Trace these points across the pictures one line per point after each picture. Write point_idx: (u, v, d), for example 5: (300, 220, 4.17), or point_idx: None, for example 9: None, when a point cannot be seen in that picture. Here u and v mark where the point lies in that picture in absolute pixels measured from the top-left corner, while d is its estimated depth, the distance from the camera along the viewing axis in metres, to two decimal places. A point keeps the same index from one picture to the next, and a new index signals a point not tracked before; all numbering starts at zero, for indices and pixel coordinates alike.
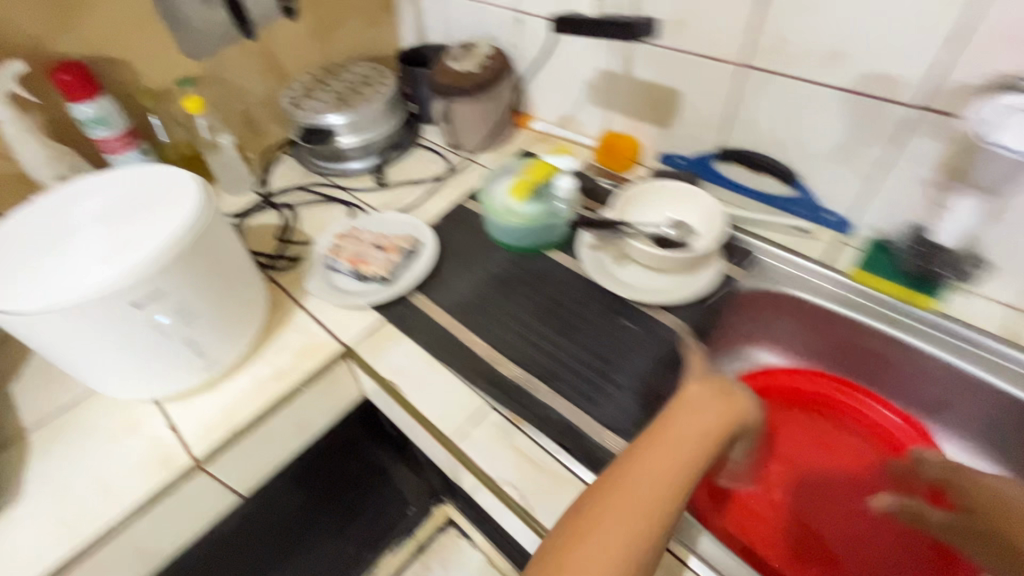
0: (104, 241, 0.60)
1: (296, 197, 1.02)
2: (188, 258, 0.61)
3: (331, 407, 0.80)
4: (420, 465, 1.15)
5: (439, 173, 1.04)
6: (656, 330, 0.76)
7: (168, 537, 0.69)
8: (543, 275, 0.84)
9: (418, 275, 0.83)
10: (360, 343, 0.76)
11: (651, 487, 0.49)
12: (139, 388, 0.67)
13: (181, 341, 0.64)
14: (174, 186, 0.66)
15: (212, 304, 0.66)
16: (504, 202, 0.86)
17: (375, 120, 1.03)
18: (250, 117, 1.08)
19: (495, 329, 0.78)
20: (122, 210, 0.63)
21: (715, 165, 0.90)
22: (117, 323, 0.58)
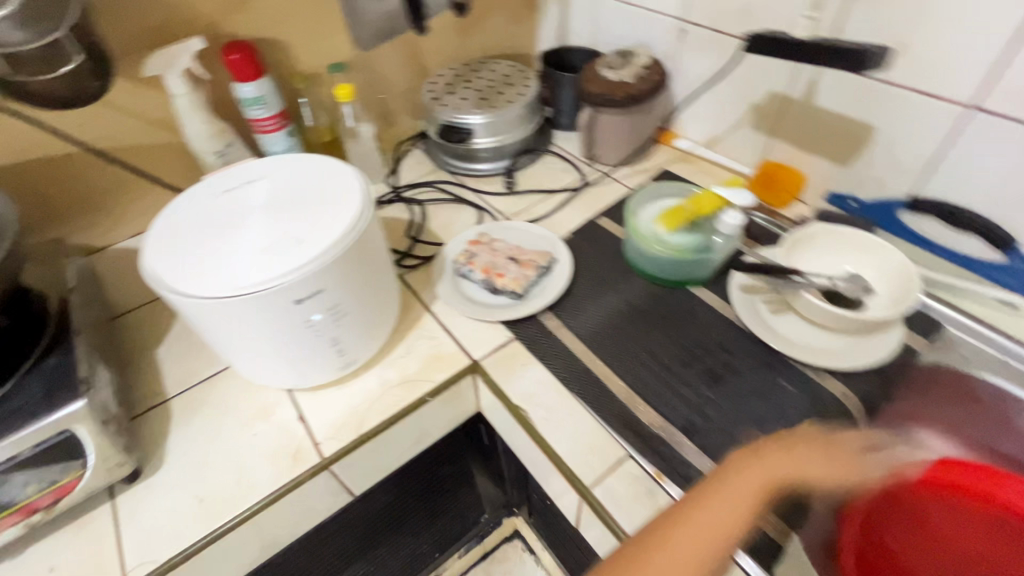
0: (270, 229, 0.60)
1: (424, 193, 1.01)
2: (348, 261, 0.60)
3: (447, 419, 0.78)
4: (505, 477, 1.12)
5: (572, 185, 0.99)
6: (820, 397, 0.67)
7: (287, 528, 0.69)
8: (687, 313, 0.77)
9: (551, 295, 0.79)
10: (489, 360, 0.73)
11: (714, 523, 0.51)
12: (278, 377, 0.67)
13: (324, 337, 0.64)
14: (338, 182, 0.65)
15: (358, 306, 0.65)
16: (652, 228, 0.80)
17: (515, 125, 1.00)
18: (388, 106, 1.08)
19: (633, 366, 0.71)
20: (288, 202, 0.62)
21: (899, 214, 0.79)
22: (276, 314, 0.57)
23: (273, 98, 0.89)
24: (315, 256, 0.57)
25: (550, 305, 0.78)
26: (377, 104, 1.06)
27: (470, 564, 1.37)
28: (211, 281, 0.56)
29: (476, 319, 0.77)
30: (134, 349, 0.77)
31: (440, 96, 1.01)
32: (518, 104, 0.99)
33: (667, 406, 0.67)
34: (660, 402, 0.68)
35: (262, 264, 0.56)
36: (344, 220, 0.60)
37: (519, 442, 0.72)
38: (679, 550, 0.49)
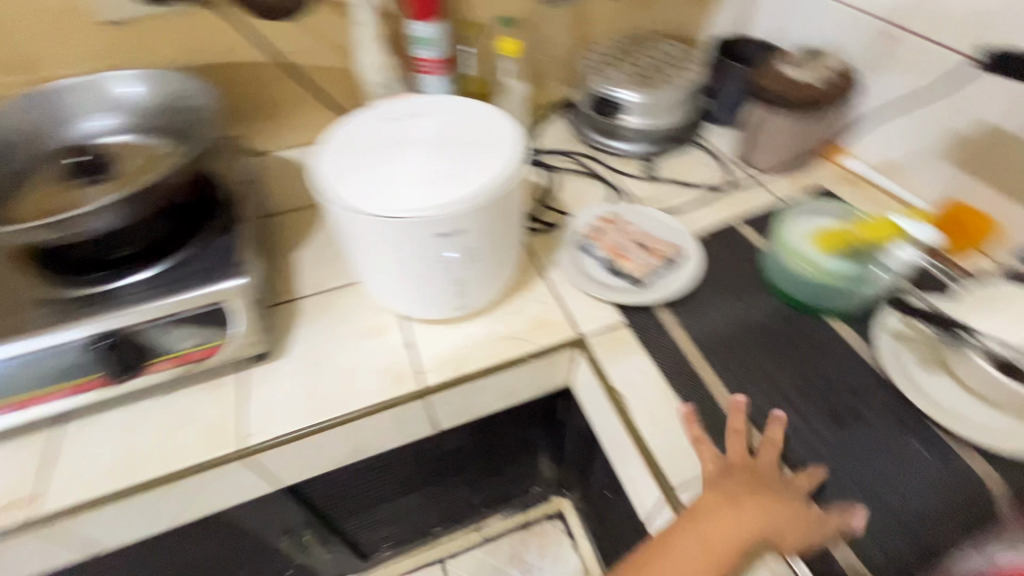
0: (429, 163, 0.62)
1: (561, 162, 1.00)
2: (493, 208, 0.61)
3: (539, 385, 0.78)
4: (568, 457, 1.12)
5: (717, 183, 0.94)
6: (960, 473, 0.59)
7: (375, 440, 0.74)
8: (818, 346, 0.71)
9: (673, 291, 0.76)
10: (596, 338, 0.72)
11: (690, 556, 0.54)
12: (400, 303, 0.71)
13: (450, 276, 0.66)
14: (498, 131, 0.66)
15: (488, 254, 0.67)
16: (802, 243, 0.74)
17: (671, 109, 0.95)
18: (543, 70, 1.08)
19: (746, 384, 0.67)
20: (449, 140, 0.64)
21: None
22: (418, 244, 0.60)
23: (440, 42, 0.90)
24: (467, 198, 0.59)
25: (669, 300, 0.75)
26: (534, 65, 1.06)
27: (510, 531, 1.39)
28: (370, 199, 0.59)
29: (592, 295, 0.76)
30: (278, 248, 0.86)
31: (601, 67, 0.98)
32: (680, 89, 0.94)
33: (776, 434, 0.63)
34: (770, 428, 0.63)
35: (417, 194, 0.59)
36: (499, 169, 0.62)
37: (606, 427, 0.71)
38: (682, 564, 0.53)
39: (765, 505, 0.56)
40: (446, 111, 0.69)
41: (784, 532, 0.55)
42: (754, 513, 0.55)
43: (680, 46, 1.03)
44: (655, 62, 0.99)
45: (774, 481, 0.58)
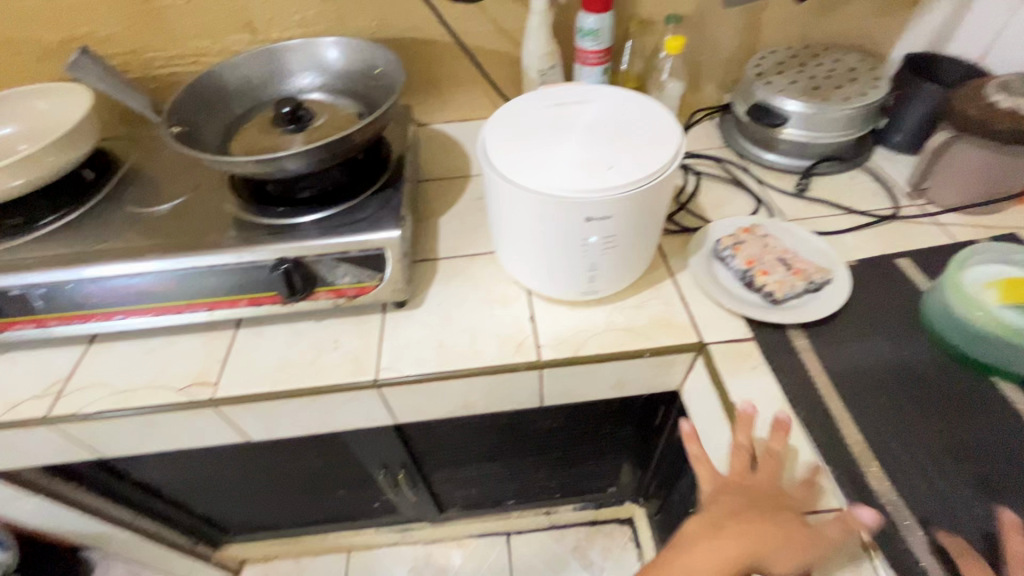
0: (588, 148, 0.65)
1: (704, 167, 0.98)
2: (641, 199, 0.63)
3: (647, 384, 0.78)
4: (652, 466, 1.11)
5: (879, 211, 0.86)
6: None
7: (483, 401, 0.79)
8: (978, 405, 0.63)
9: (813, 316, 0.71)
10: (719, 348, 0.71)
11: None
12: (529, 279, 0.75)
13: (586, 259, 0.68)
14: (657, 127, 0.67)
15: (626, 245, 0.68)
16: (980, 291, 0.66)
17: (840, 126, 0.88)
18: (702, 72, 1.05)
19: (883, 429, 0.62)
20: (608, 131, 0.67)
21: None
22: (565, 223, 0.63)
23: (606, 33, 0.92)
24: (621, 186, 0.61)
25: (805, 325, 0.71)
26: (694, 66, 1.04)
27: (577, 523, 1.41)
28: (529, 175, 0.63)
29: (719, 304, 0.74)
30: (423, 211, 0.94)
31: (767, 74, 0.94)
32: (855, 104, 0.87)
33: (910, 488, 0.58)
34: (905, 480, 0.58)
35: (573, 176, 0.62)
36: (655, 162, 0.63)
37: (712, 439, 0.70)
38: None
39: (756, 526, 0.55)
40: (608, 102, 0.71)
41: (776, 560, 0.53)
42: (745, 535, 0.54)
43: (862, 59, 0.95)
44: (831, 73, 0.93)
45: (771, 503, 0.57)
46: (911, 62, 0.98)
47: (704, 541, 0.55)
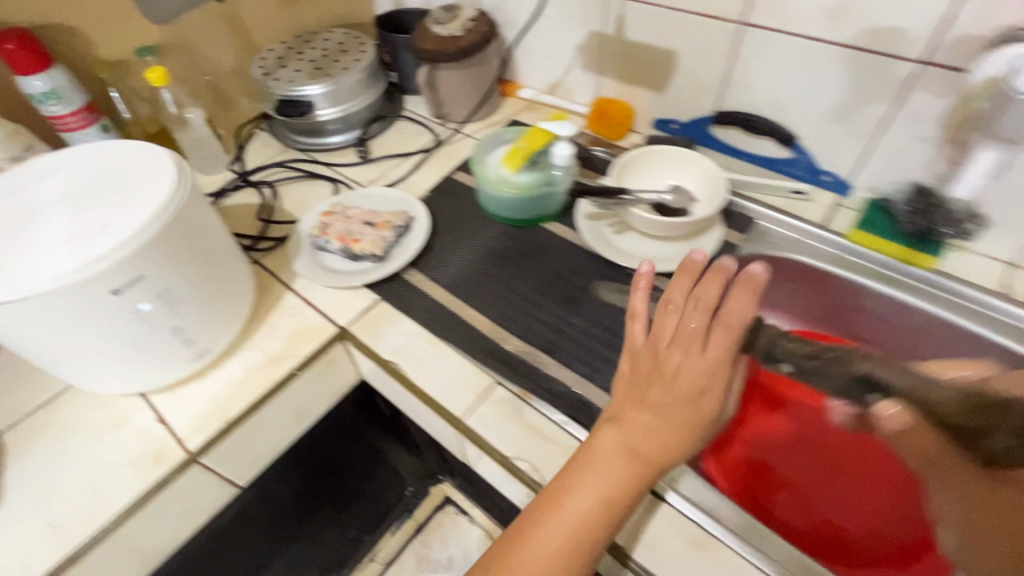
0: (43, 229, 0.49)
1: (304, 128, 0.92)
2: (170, 242, 0.51)
3: (326, 394, 0.69)
4: (415, 435, 0.96)
5: (425, 144, 0.93)
6: (658, 298, 0.68)
7: (166, 533, 0.59)
8: (521, 246, 0.75)
9: (409, 253, 0.72)
10: (355, 324, 0.67)
11: (625, 448, 0.50)
12: (115, 382, 0.56)
13: (9, 285, 0.45)
14: (133, 154, 0.57)
15: (201, 297, 0.57)
16: (499, 171, 0.76)
17: (449, 203, 0.82)
18: (253, 121, 0.98)
19: (532, 295, 0.69)
20: (89, 182, 0.53)
21: (709, 131, 0.81)
22: (82, 305, 0.47)
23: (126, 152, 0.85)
24: (145, 220, 0.49)
25: (434, 270, 0.72)
26: None
27: (400, 545, 1.24)
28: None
29: (307, 256, 0.74)
30: None
31: (279, 66, 0.90)
32: (471, 188, 0.84)
33: (552, 341, 0.65)
34: (448, 287, 0.71)
35: (72, 229, 0.49)
36: (178, 178, 0.53)
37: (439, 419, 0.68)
38: (614, 470, 0.48)
39: (686, 410, 0.52)
40: (141, 145, 0.58)
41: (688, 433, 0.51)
42: (668, 423, 0.51)
43: (487, 32, 0.85)
44: (324, 52, 0.92)
45: (669, 344, 0.56)
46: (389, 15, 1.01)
47: (579, 485, 0.48)
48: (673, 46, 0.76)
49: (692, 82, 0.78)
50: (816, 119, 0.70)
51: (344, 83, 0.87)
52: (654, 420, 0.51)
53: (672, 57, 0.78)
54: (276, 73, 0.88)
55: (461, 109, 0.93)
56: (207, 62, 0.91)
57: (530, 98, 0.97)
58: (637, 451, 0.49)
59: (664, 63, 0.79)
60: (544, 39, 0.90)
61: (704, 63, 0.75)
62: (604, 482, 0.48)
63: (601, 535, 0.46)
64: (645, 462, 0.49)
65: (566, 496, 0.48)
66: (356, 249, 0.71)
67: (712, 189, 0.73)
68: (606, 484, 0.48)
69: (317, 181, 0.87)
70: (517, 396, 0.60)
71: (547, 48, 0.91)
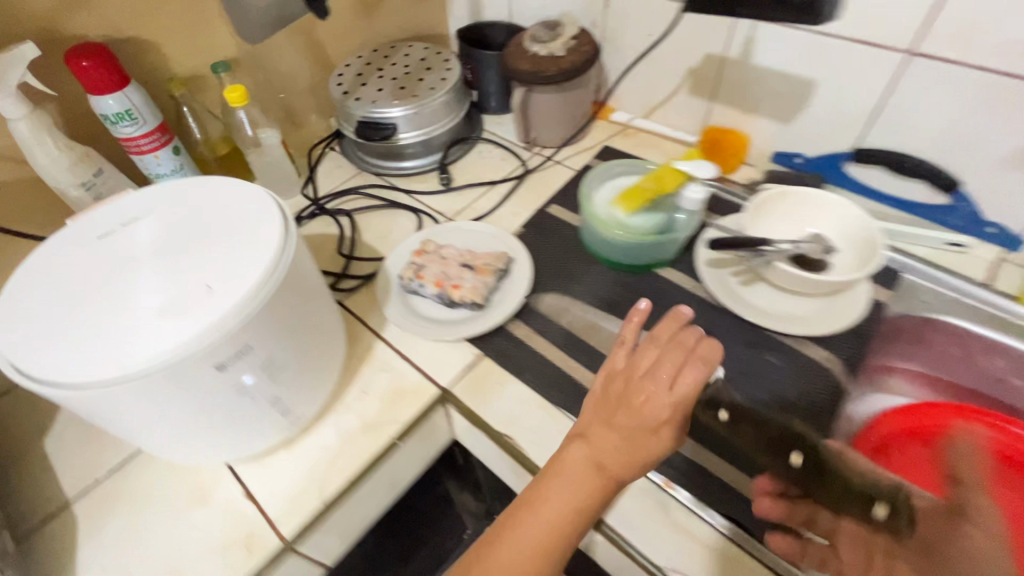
0: (139, 289, 0.42)
1: (382, 152, 0.85)
2: (280, 307, 0.44)
3: (420, 459, 0.62)
4: (489, 486, 0.88)
5: (512, 171, 0.85)
6: (801, 365, 0.60)
7: None
8: (634, 297, 0.67)
9: (511, 302, 0.65)
10: (458, 385, 0.60)
11: (578, 472, 0.45)
12: (204, 457, 0.49)
13: (105, 361, 0.38)
14: (228, 196, 0.50)
15: (301, 361, 0.50)
16: (614, 213, 0.68)
17: (546, 242, 0.75)
18: (324, 140, 0.92)
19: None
20: (184, 231, 0.47)
21: (842, 169, 0.72)
22: (183, 384, 0.40)
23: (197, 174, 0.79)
24: (256, 282, 0.42)
25: (541, 323, 0.65)
26: None
27: None
28: (26, 347, 0.39)
29: (398, 301, 0.67)
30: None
31: (359, 84, 0.83)
32: (570, 225, 0.76)
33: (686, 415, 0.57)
34: (559, 344, 0.63)
35: (173, 290, 0.42)
36: (286, 230, 0.46)
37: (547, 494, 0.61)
38: (562, 490, 0.45)
39: (640, 436, 0.45)
40: (237, 184, 0.51)
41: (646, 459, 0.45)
42: (625, 449, 0.45)
43: (591, 52, 0.77)
44: (405, 68, 0.85)
45: (644, 372, 0.48)
46: (470, 29, 0.93)
47: (547, 504, 0.45)
48: (812, 75, 0.68)
49: (829, 114, 0.70)
50: (987, 164, 0.61)
51: (430, 105, 0.80)
52: (615, 443, 0.46)
53: (807, 86, 0.69)
54: (356, 92, 0.81)
55: (552, 133, 0.86)
56: (280, 78, 0.84)
57: (624, 121, 0.89)
58: (592, 480, 0.45)
59: (797, 92, 0.70)
60: (648, 59, 0.81)
61: (849, 95, 0.66)
62: (570, 504, 0.45)
63: (560, 543, 0.44)
64: (610, 475, 0.45)
65: (534, 508, 0.45)
66: (456, 296, 0.64)
67: (859, 239, 0.63)
68: (569, 498, 0.45)
69: (398, 211, 0.80)
70: (654, 483, 0.53)
71: (649, 68, 0.83)
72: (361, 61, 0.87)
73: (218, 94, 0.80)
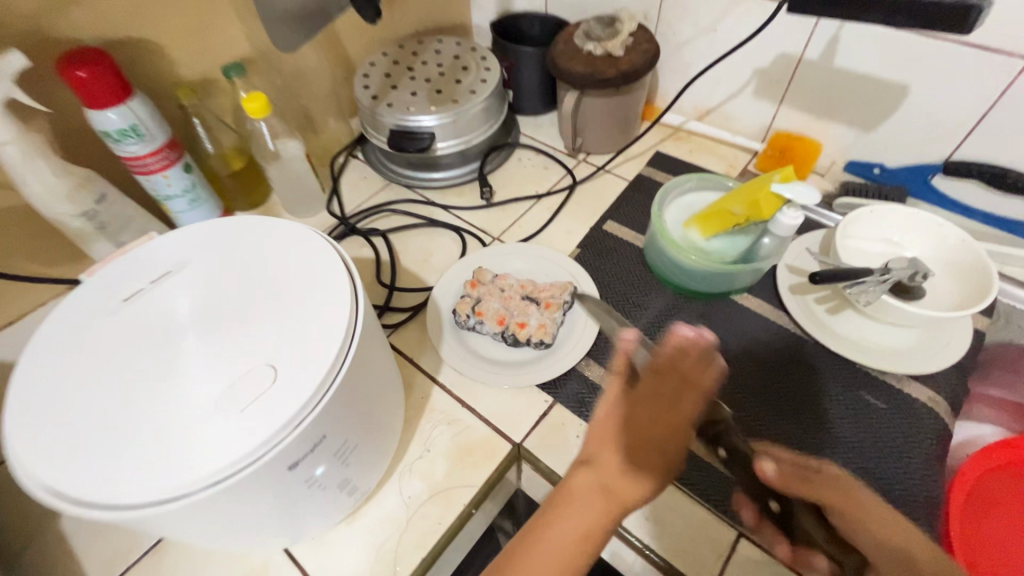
0: (187, 373, 0.35)
1: (415, 164, 0.77)
2: (354, 384, 0.37)
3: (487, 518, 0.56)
4: None
5: (558, 182, 0.78)
6: (904, 408, 0.56)
7: None
8: (713, 330, 0.62)
9: (583, 341, 0.59)
10: (531, 440, 0.54)
11: (587, 501, 0.37)
12: (259, 548, 0.43)
13: (158, 475, 0.31)
14: (272, 242, 0.42)
15: (369, 434, 0.43)
16: (692, 238, 0.61)
17: (607, 265, 0.68)
18: (345, 148, 0.83)
19: (748, 401, 0.56)
20: (227, 292, 0.39)
21: (927, 182, 0.67)
22: (251, 492, 0.33)
23: (210, 192, 0.70)
24: (330, 361, 0.35)
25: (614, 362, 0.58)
26: None
27: None
28: (51, 457, 0.32)
29: (454, 340, 0.60)
30: None
31: (389, 87, 0.74)
32: (630, 246, 0.70)
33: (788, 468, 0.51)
34: None
35: (228, 374, 0.35)
36: (354, 289, 0.39)
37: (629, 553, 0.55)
38: (574, 523, 0.37)
39: (646, 453, 0.37)
40: (281, 225, 0.43)
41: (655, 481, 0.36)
42: (628, 469, 0.37)
43: (650, 51, 0.69)
44: (439, 69, 0.76)
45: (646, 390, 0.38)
46: (504, 21, 0.84)
47: (552, 544, 0.37)
48: (904, 80, 0.61)
49: (918, 124, 0.64)
50: None
51: (471, 111, 0.72)
52: (622, 461, 0.37)
53: (896, 93, 0.63)
54: (387, 97, 0.73)
55: (600, 140, 0.78)
56: (297, 80, 0.75)
57: (676, 124, 0.82)
58: (599, 509, 0.37)
59: (883, 99, 0.64)
60: (709, 59, 0.74)
61: (946, 104, 0.60)
62: (576, 544, 0.37)
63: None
64: (619, 502, 0.37)
65: (538, 539, 0.38)
66: (523, 335, 0.58)
67: (963, 264, 0.58)
68: (576, 528, 0.37)
69: (439, 231, 0.73)
70: (768, 555, 0.47)
71: (708, 68, 0.75)
72: (387, 60, 0.78)
73: (230, 100, 0.71)
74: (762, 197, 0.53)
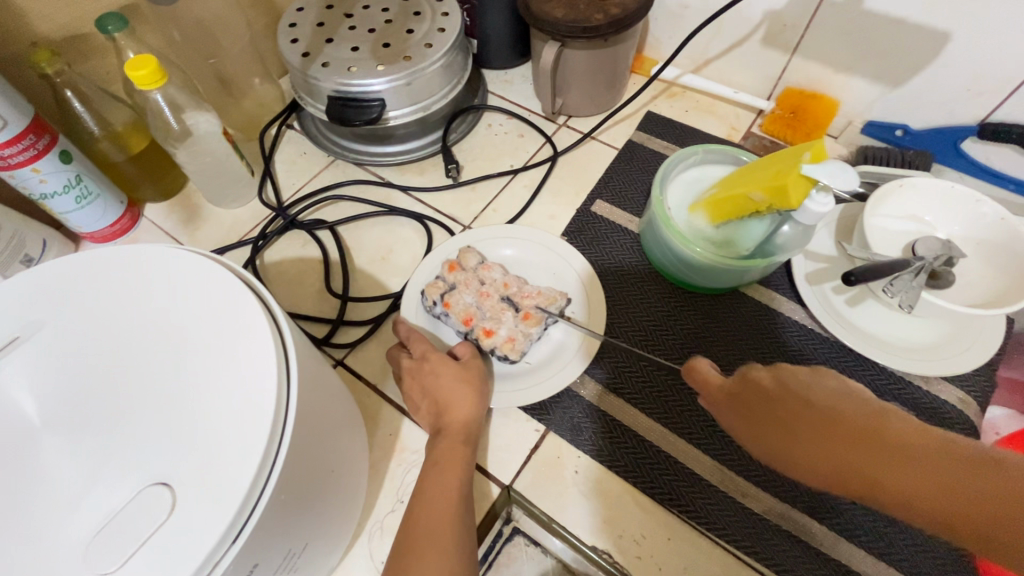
0: (50, 501, 0.25)
1: (366, 137, 0.63)
2: (290, 485, 0.28)
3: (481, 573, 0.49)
4: None
5: (535, 151, 0.66)
6: (930, 409, 0.50)
7: None
8: (722, 331, 0.54)
9: (577, 358, 0.50)
10: (521, 479, 0.47)
11: (453, 459, 0.40)
12: None
13: None
14: (159, 284, 0.30)
15: (323, 519, 0.34)
16: (695, 227, 0.53)
17: (598, 256, 0.59)
18: (277, 116, 0.68)
19: None
20: (104, 366, 0.28)
21: (958, 145, 0.59)
22: None
23: (105, 184, 0.56)
24: (248, 479, 0.25)
25: (612, 376, 0.50)
26: None
27: None
28: None
29: (427, 329, 0.52)
30: None
31: (324, 42, 0.59)
32: (624, 230, 0.60)
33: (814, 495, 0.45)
34: (643, 405, 0.49)
35: (103, 504, 0.25)
36: (281, 357, 0.28)
37: None
38: (448, 482, 0.39)
39: (465, 376, 0.45)
40: (171, 260, 0.31)
41: (478, 396, 0.45)
42: (460, 391, 0.44)
43: None
44: (385, 15, 0.62)
45: (427, 350, 0.46)
46: None
47: (431, 492, 0.38)
48: (948, 29, 0.51)
49: (958, 81, 0.54)
50: None
51: (428, 70, 0.58)
52: (457, 395, 0.44)
53: (935, 43, 0.53)
54: (321, 55, 0.58)
55: (584, 100, 0.66)
56: (203, 33, 0.59)
57: (670, 78, 0.70)
58: (462, 446, 0.42)
59: (919, 50, 0.54)
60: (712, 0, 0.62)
61: (996, 57, 0.51)
62: (455, 470, 0.40)
63: (464, 518, 0.37)
64: (461, 426, 0.43)
65: (424, 524, 0.36)
66: (485, 343, 0.49)
67: (1004, 247, 0.51)
68: (455, 474, 0.40)
69: (401, 220, 0.61)
70: None
71: (711, 10, 0.63)
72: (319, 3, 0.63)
73: (115, 64, 0.55)
74: (789, 181, 0.42)
